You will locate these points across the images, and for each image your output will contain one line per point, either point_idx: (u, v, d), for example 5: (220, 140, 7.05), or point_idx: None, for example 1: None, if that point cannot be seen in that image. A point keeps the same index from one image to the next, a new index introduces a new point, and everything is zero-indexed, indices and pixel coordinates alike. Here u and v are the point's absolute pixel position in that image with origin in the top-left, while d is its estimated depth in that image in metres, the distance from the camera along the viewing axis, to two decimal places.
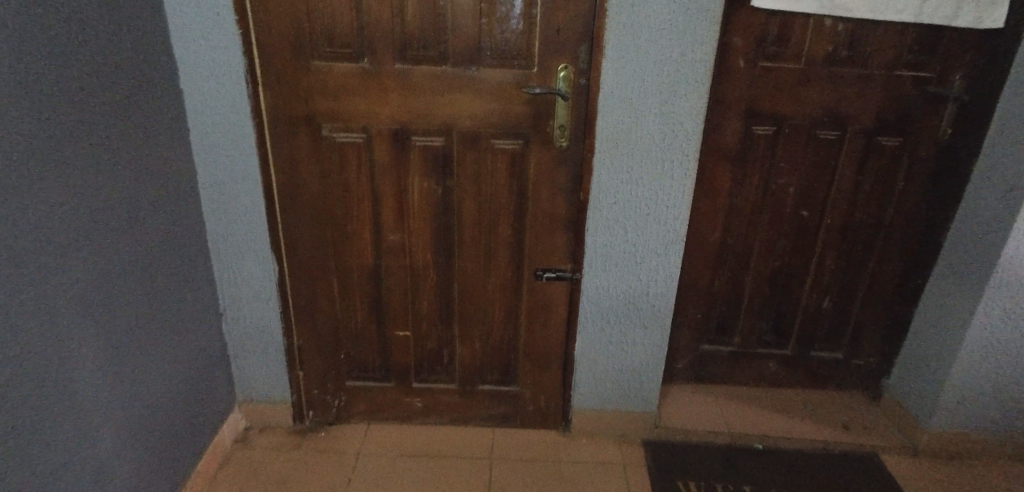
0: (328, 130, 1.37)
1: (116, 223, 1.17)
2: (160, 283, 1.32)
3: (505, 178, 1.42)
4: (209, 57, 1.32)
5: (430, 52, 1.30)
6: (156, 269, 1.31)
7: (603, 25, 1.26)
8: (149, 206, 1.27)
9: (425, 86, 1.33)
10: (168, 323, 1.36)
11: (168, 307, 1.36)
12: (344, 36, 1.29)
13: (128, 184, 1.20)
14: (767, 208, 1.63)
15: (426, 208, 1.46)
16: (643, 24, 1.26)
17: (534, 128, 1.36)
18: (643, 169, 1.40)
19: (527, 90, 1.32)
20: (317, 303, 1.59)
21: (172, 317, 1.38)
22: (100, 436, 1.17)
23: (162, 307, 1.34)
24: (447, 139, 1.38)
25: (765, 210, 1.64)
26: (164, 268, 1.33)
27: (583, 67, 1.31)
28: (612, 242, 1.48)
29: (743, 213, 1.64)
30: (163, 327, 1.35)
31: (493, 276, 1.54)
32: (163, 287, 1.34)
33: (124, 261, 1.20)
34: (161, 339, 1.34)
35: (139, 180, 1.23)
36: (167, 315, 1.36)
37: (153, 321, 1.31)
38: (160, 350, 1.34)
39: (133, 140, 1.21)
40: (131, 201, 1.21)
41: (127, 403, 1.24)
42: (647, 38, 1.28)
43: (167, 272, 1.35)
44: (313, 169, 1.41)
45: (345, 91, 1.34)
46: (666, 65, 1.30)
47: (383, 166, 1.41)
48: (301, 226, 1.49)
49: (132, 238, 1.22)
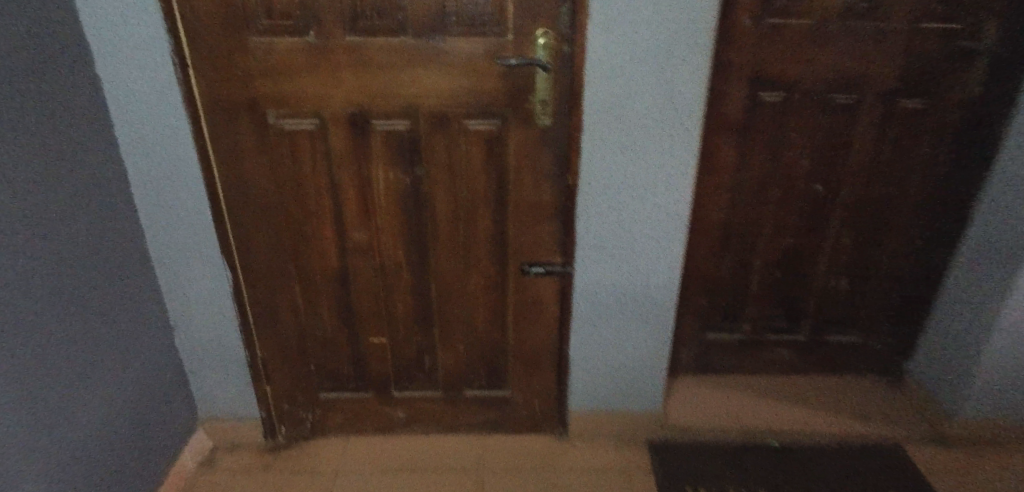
0: (275, 117, 1.19)
1: (9, 243, 1.00)
2: (75, 302, 1.16)
3: (482, 163, 1.24)
4: (126, 38, 1.12)
5: (386, 20, 1.10)
6: (68, 289, 1.14)
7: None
8: (63, 209, 1.11)
9: (383, 61, 1.14)
10: (89, 348, 1.20)
11: (89, 329, 1.20)
12: (283, 4, 1.09)
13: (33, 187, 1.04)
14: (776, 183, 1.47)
15: (394, 201, 1.28)
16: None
17: (512, 105, 1.18)
18: (639, 148, 1.22)
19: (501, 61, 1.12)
20: (279, 312, 1.42)
21: (96, 340, 1.22)
22: (16, 469, 1.04)
23: (80, 330, 1.18)
24: (412, 122, 1.20)
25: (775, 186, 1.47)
26: (81, 286, 1.17)
27: (566, 32, 1.11)
28: (606, 231, 1.31)
29: (749, 191, 1.48)
30: (82, 351, 1.18)
31: (474, 273, 1.37)
32: (80, 307, 1.17)
33: (33, 273, 1.05)
34: (80, 365, 1.18)
35: (48, 182, 1.08)
36: (93, 333, 1.21)
37: (67, 348, 1.15)
38: (86, 372, 1.20)
39: (29, 140, 1.03)
40: (30, 213, 1.04)
41: (51, 428, 1.11)
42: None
43: (86, 290, 1.19)
44: (260, 161, 1.23)
45: (291, 71, 1.15)
46: (663, 25, 1.11)
47: (341, 156, 1.23)
48: (254, 227, 1.31)
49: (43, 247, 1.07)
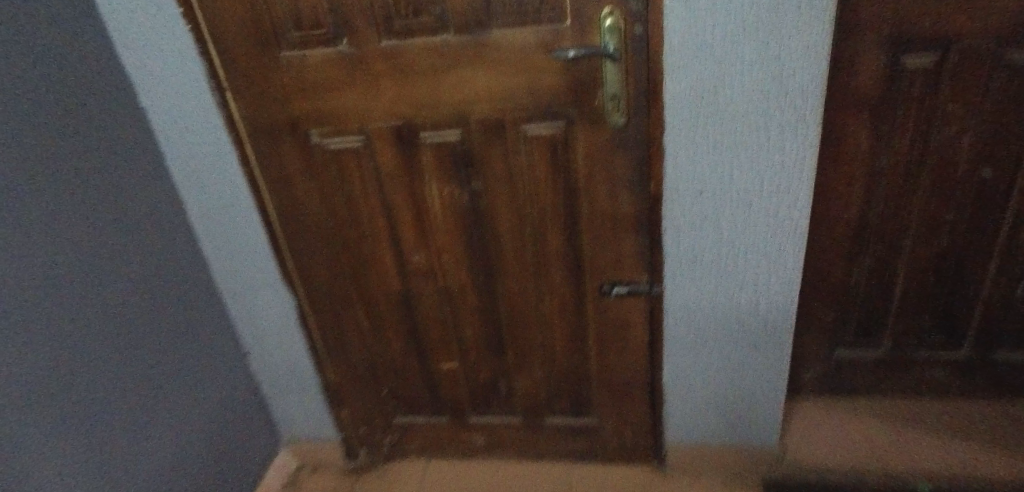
0: (319, 136, 1.09)
1: (66, 292, 0.98)
2: (144, 342, 1.14)
3: (547, 173, 1.06)
4: (161, 67, 1.06)
5: (423, 18, 0.95)
6: (133, 328, 1.12)
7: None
8: (124, 254, 1.09)
9: (423, 66, 0.99)
10: (161, 384, 1.18)
11: (161, 366, 1.18)
12: (311, 13, 0.97)
13: (91, 236, 1.03)
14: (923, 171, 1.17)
15: (452, 221, 1.15)
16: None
17: (577, 105, 0.99)
18: (740, 146, 0.98)
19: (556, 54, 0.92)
20: (346, 337, 1.34)
21: (169, 375, 1.21)
22: None
23: (150, 368, 1.16)
24: (464, 131, 1.05)
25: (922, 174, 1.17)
26: (148, 324, 1.15)
27: (637, 10, 0.89)
28: (702, 246, 1.09)
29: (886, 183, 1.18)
30: (154, 388, 1.17)
31: (548, 295, 1.21)
32: (148, 345, 1.15)
33: (98, 322, 1.04)
34: (155, 402, 1.17)
35: (106, 228, 1.06)
36: (168, 372, 1.20)
37: (138, 387, 1.13)
38: (165, 412, 1.20)
39: (71, 182, 0.99)
40: (88, 260, 1.02)
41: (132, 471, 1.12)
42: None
43: (153, 328, 1.16)
44: (309, 185, 1.14)
45: (327, 85, 1.03)
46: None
47: (390, 174, 1.11)
48: (312, 254, 1.24)
49: (107, 295, 1.06)
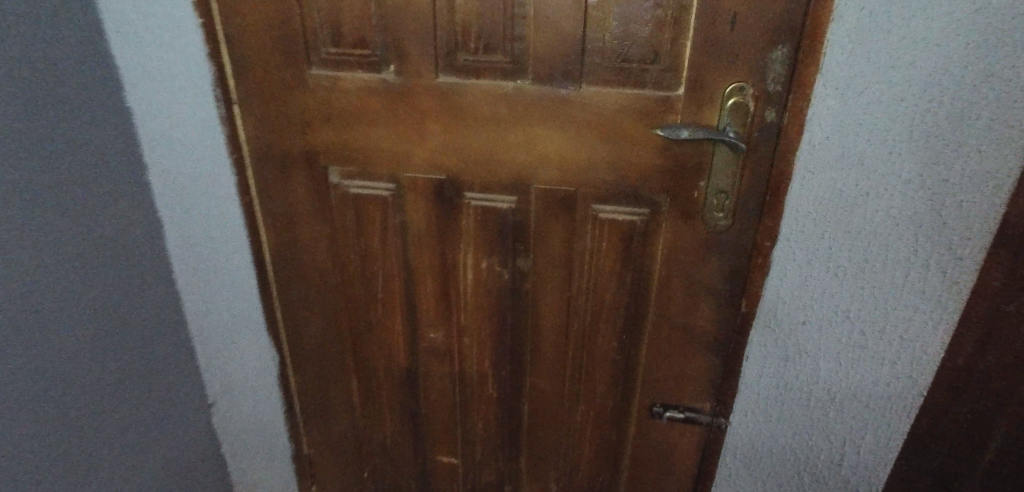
0: (339, 176, 0.88)
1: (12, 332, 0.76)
2: (94, 393, 0.91)
3: (614, 264, 0.86)
4: (161, 63, 0.86)
5: (496, 57, 0.75)
6: (84, 377, 0.89)
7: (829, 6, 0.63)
8: (86, 285, 0.87)
9: (485, 115, 0.78)
10: (108, 445, 0.95)
11: (110, 422, 0.95)
12: (356, 28, 0.77)
13: (50, 263, 0.81)
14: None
15: (485, 300, 0.93)
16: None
17: (671, 192, 0.78)
18: (865, 275, 0.77)
19: (667, 132, 0.72)
20: (332, 407, 1.12)
21: (119, 434, 0.97)
22: None
23: (97, 425, 0.93)
24: (521, 200, 0.84)
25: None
26: (103, 371, 0.92)
27: (774, 90, 0.70)
28: (788, 383, 0.88)
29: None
30: (99, 451, 0.94)
31: (584, 404, 0.99)
32: (99, 397, 0.92)
33: (42, 371, 0.82)
34: (97, 469, 0.94)
35: (70, 253, 0.84)
36: (117, 430, 0.97)
37: (78, 448, 0.90)
38: (108, 480, 0.96)
39: (43, 197, 0.78)
40: (42, 292, 0.80)
41: None
42: (919, 32, 0.62)
43: (109, 375, 0.94)
44: (319, 231, 0.93)
45: (360, 118, 0.82)
46: (953, 87, 0.64)
47: (420, 235, 0.90)
48: (309, 309, 1.02)
49: (58, 336, 0.83)
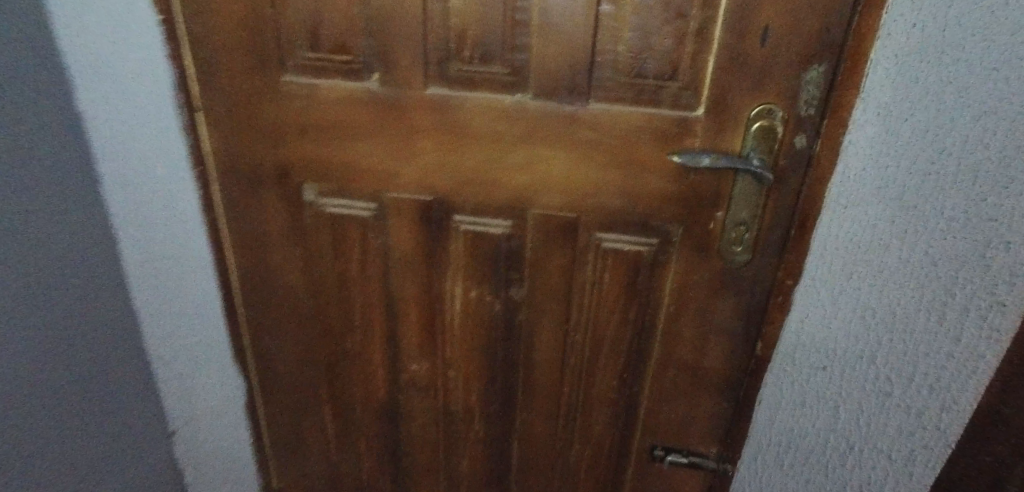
0: (315, 194, 0.79)
1: None
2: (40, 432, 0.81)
3: (618, 298, 0.78)
4: (112, 65, 0.76)
5: (495, 68, 0.66)
6: (31, 414, 0.79)
7: (876, 22, 0.56)
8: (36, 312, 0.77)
9: (480, 132, 0.70)
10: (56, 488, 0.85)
11: (59, 463, 0.85)
12: (337, 31, 0.68)
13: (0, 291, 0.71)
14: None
15: (474, 332, 0.85)
16: (978, 18, 0.54)
17: (685, 222, 0.71)
18: (896, 319, 0.70)
19: (686, 158, 0.65)
20: (304, 440, 1.03)
21: (68, 474, 0.87)
22: None
23: (46, 467, 0.83)
24: (517, 224, 0.76)
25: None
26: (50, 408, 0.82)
27: (806, 114, 0.62)
28: (804, 429, 0.80)
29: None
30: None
31: (579, 444, 0.91)
32: (46, 436, 0.82)
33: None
34: None
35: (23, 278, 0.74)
36: (66, 470, 0.87)
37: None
38: None
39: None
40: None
41: None
42: (978, 56, 0.55)
43: (57, 411, 0.84)
44: (292, 253, 0.84)
45: (339, 130, 0.73)
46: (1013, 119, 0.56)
47: (403, 260, 0.81)
48: (280, 336, 0.93)
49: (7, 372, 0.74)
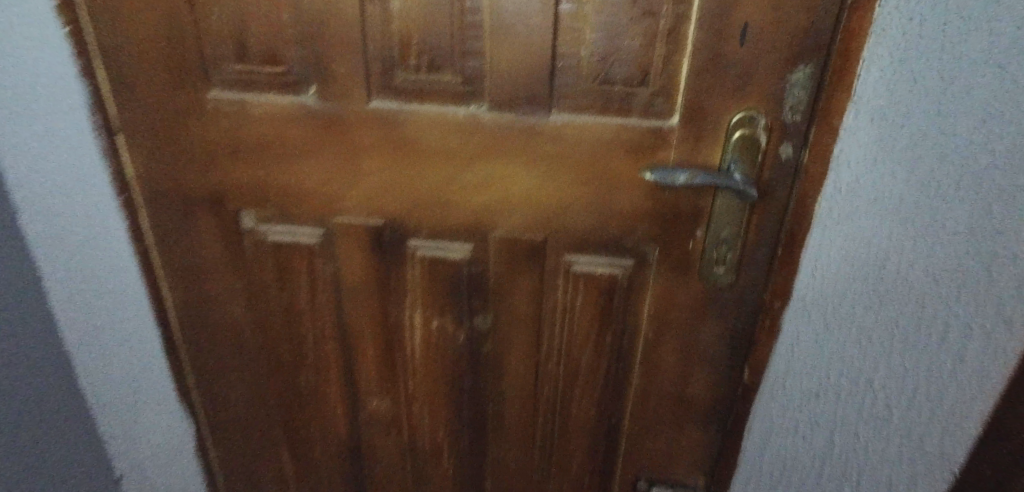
0: (255, 220, 0.71)
1: None
2: None
3: (592, 324, 0.71)
4: (16, 84, 0.67)
5: (445, 77, 0.59)
6: None
7: (868, 18, 0.50)
8: None
9: (432, 148, 0.63)
10: None
11: None
12: (267, 39, 0.60)
13: None
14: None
15: (438, 364, 0.78)
16: (983, 9, 0.48)
17: (663, 242, 0.64)
18: (894, 341, 0.64)
19: (659, 176, 0.57)
20: (260, 482, 0.95)
21: None
22: None
23: None
24: (478, 248, 0.69)
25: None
26: None
27: (791, 122, 0.56)
28: (797, 455, 0.75)
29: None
30: None
31: (557, 479, 0.84)
32: None
33: None
34: None
35: None
36: None
37: None
38: None
39: None
40: None
41: None
42: (981, 52, 0.49)
43: None
44: (233, 285, 0.76)
45: (276, 150, 0.65)
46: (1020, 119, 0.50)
47: (356, 290, 0.74)
48: (226, 376, 0.84)
49: None
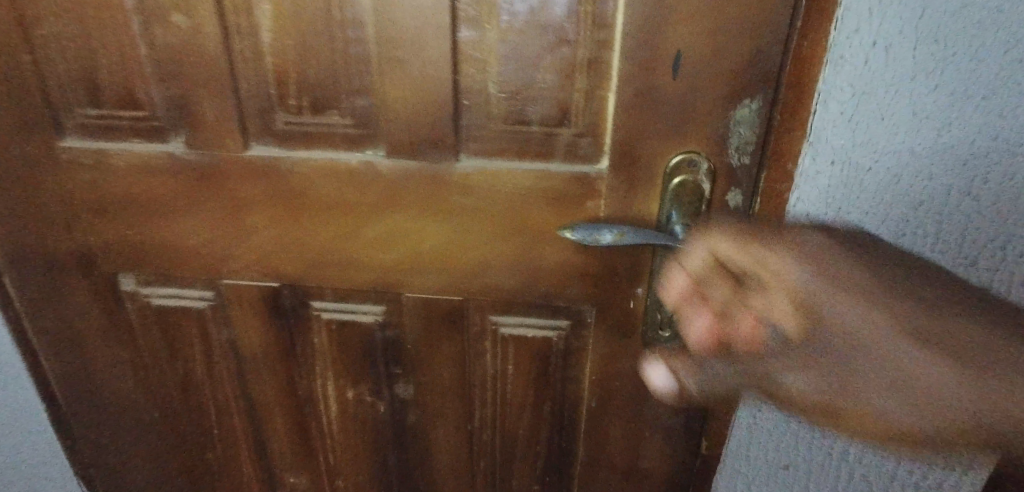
0: (136, 282, 0.62)
1: None
2: None
3: (527, 390, 0.63)
4: None
5: (333, 120, 0.50)
6: None
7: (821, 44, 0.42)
8: None
9: (325, 202, 0.53)
10: None
11: None
12: (123, 80, 0.51)
13: None
14: (854, 382, 0.29)
15: (359, 436, 0.68)
16: (962, 32, 0.39)
17: (599, 301, 0.55)
18: None
19: (582, 235, 0.49)
20: None
21: None
22: None
23: None
24: (391, 310, 0.60)
25: (861, 374, 0.29)
26: None
27: (738, 165, 0.47)
28: None
29: (872, 288, 0.30)
30: None
31: None
32: None
33: None
34: None
35: None
36: None
37: None
38: None
39: None
40: None
41: None
42: (962, 82, 0.40)
43: None
44: (118, 355, 0.66)
45: (147, 207, 0.56)
46: (1015, 163, 0.41)
47: (259, 358, 0.65)
48: (122, 457, 0.74)
49: None
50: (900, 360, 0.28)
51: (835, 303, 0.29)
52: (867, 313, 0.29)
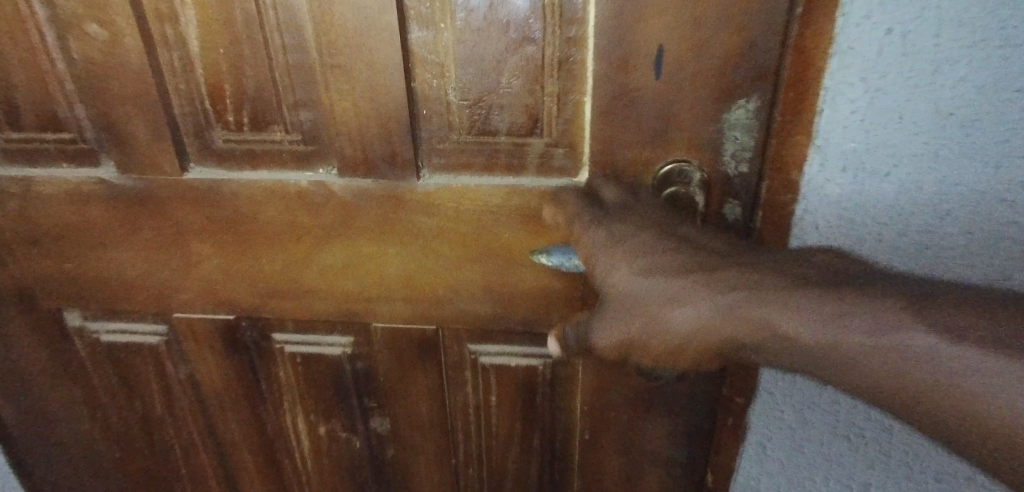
0: (83, 317, 0.57)
1: None
2: None
3: (513, 423, 0.57)
4: None
5: (277, 135, 0.45)
6: None
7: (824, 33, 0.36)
8: None
9: (276, 227, 0.48)
10: None
11: None
12: (43, 99, 0.46)
13: None
14: (657, 328, 0.35)
15: (335, 473, 0.63)
16: (991, 13, 0.33)
17: None
18: (895, 441, 0.49)
19: (558, 260, 0.43)
20: None
21: None
22: None
23: None
24: (360, 340, 0.54)
25: (659, 321, 0.35)
26: None
27: (734, 175, 0.41)
28: None
29: (670, 254, 0.36)
30: None
31: None
32: None
33: None
34: None
35: None
36: None
37: None
38: None
39: None
40: None
41: None
42: (992, 71, 0.34)
43: None
44: (70, 396, 0.61)
45: (82, 238, 0.51)
46: None
47: (221, 394, 0.59)
48: None
49: None
50: (681, 307, 0.35)
51: (635, 267, 0.36)
52: (653, 275, 0.35)
